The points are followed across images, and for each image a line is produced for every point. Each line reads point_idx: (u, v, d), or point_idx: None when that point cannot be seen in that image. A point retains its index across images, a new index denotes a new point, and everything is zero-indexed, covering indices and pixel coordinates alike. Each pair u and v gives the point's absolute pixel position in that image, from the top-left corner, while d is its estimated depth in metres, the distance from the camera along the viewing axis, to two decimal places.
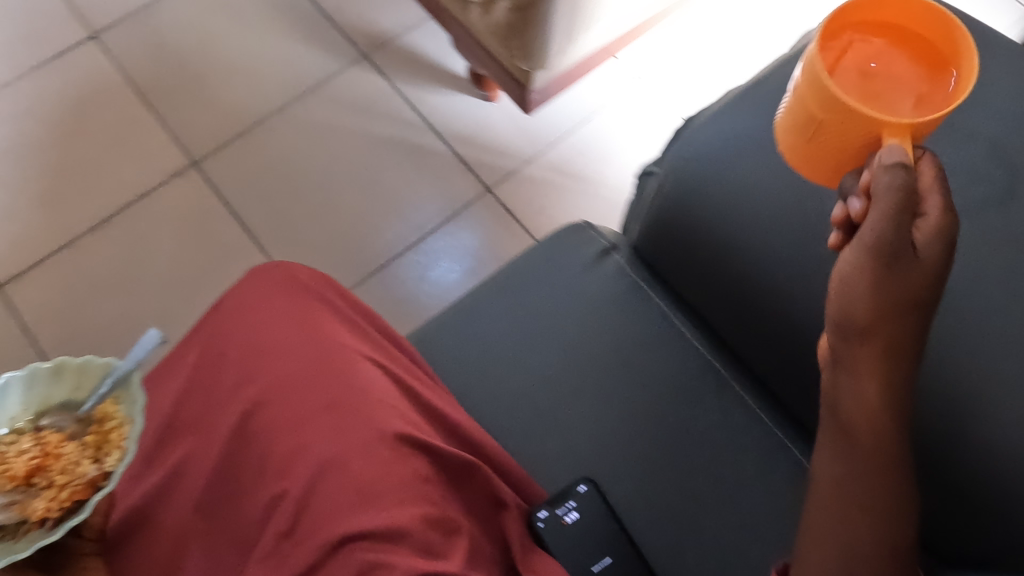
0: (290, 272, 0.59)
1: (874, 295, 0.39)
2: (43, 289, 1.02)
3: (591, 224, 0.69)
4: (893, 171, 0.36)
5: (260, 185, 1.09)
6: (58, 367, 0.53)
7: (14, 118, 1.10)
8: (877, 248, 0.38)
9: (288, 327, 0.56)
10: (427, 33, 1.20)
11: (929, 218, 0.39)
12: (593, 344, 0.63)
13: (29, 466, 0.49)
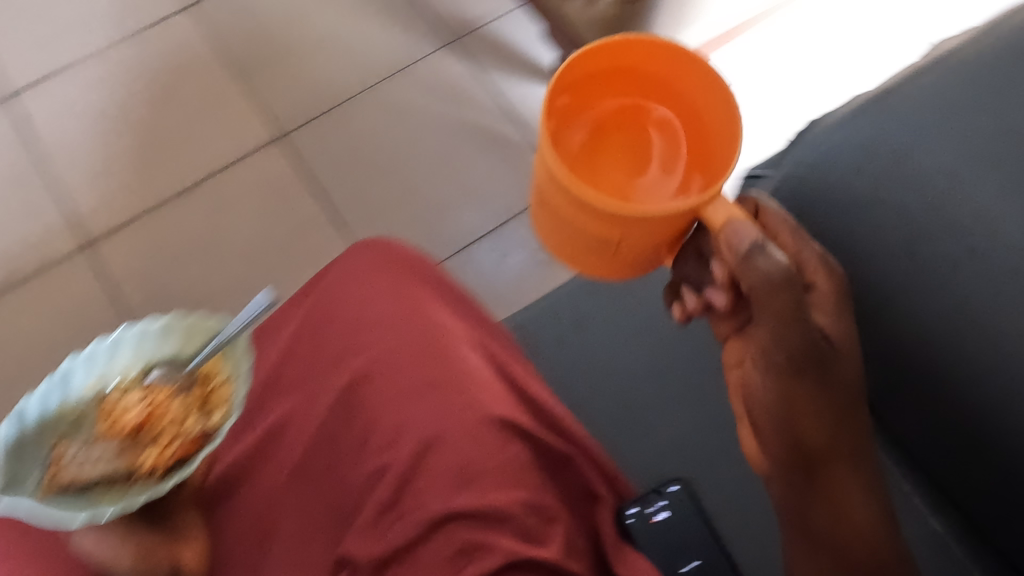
0: (389, 249, 0.59)
1: (818, 410, 0.47)
2: (133, 248, 1.07)
3: None
4: (740, 243, 0.42)
5: (341, 165, 1.12)
6: (169, 324, 0.51)
7: (113, 83, 1.15)
8: (802, 358, 0.46)
9: (391, 304, 0.56)
10: (519, 21, 1.20)
11: (817, 291, 0.49)
12: (690, 347, 0.63)
13: (137, 420, 0.50)
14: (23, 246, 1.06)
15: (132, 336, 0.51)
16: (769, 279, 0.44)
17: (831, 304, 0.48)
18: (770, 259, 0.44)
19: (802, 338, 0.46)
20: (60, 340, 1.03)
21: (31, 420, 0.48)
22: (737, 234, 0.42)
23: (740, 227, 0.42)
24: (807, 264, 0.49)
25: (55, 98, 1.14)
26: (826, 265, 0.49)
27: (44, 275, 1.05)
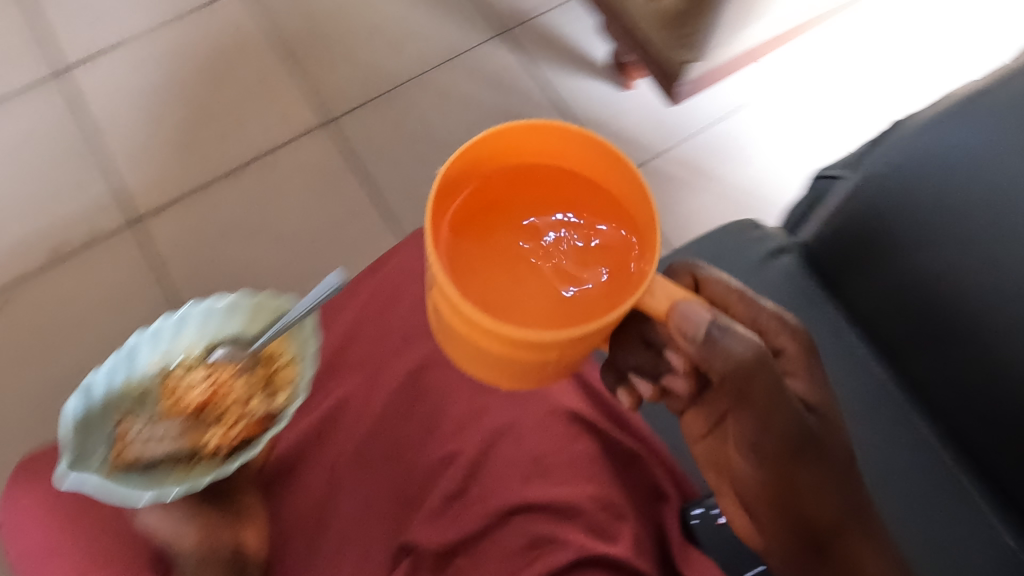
0: None
1: (820, 484, 0.45)
2: (178, 226, 1.07)
3: (757, 224, 0.69)
4: (699, 329, 0.39)
5: (389, 153, 1.12)
6: (236, 301, 0.50)
7: (163, 61, 1.15)
8: (791, 437, 0.44)
9: None
10: (572, 17, 1.21)
11: (786, 353, 0.47)
12: None
13: (201, 399, 0.49)
14: (70, 220, 1.06)
15: (198, 313, 0.50)
16: (739, 359, 0.41)
17: (803, 365, 0.47)
18: (732, 337, 0.41)
19: (788, 417, 0.43)
20: (102, 315, 1.03)
21: (97, 395, 0.47)
22: (693, 318, 0.38)
23: (695, 313, 0.38)
24: (769, 330, 0.47)
25: (104, 73, 1.14)
26: (789, 328, 0.48)
27: (91, 250, 1.05)
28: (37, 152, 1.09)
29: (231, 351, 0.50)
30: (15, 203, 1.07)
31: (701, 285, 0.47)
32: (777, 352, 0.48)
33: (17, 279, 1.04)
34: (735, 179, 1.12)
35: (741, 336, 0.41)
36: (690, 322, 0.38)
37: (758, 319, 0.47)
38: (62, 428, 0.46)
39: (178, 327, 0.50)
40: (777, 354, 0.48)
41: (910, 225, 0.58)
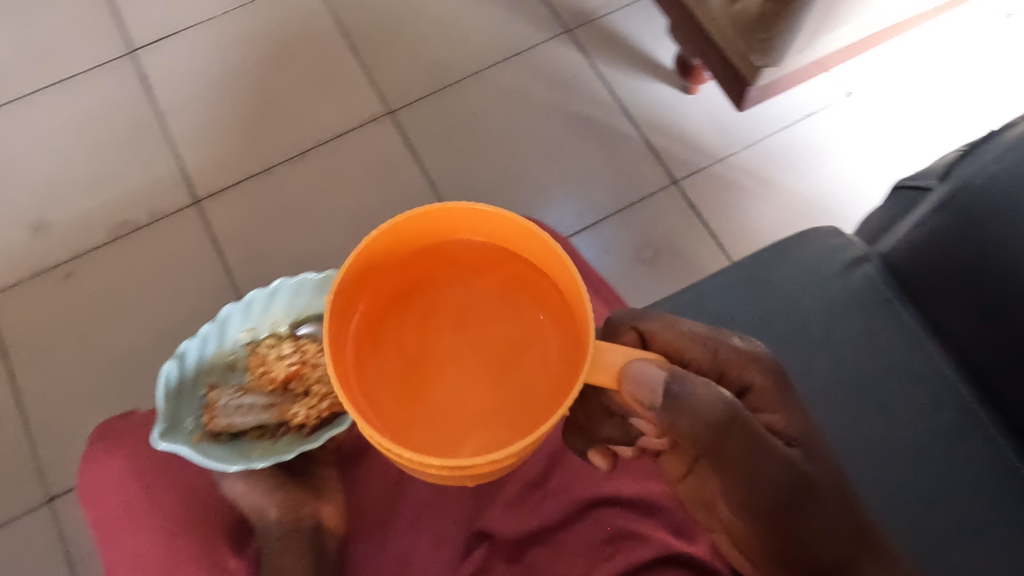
0: None
1: (818, 518, 0.46)
2: (236, 208, 1.09)
3: (840, 231, 0.69)
4: (658, 389, 0.41)
5: (448, 145, 1.13)
6: (325, 279, 0.52)
7: (231, 45, 1.17)
8: (767, 478, 0.45)
9: None
10: (640, 18, 1.21)
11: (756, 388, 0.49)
12: (834, 350, 0.63)
13: (288, 373, 0.50)
14: (134, 198, 1.09)
15: (289, 289, 0.51)
16: (707, 418, 0.43)
17: (775, 398, 0.49)
18: (694, 392, 0.42)
19: (766, 459, 0.45)
20: (159, 291, 1.05)
21: (191, 363, 0.50)
22: (648, 378, 0.40)
23: (649, 374, 0.40)
24: (729, 367, 0.50)
25: (174, 57, 1.16)
26: (748, 360, 0.50)
27: (153, 228, 1.07)
28: (105, 130, 1.12)
29: (318, 327, 0.52)
30: (83, 180, 1.10)
31: (649, 339, 0.51)
32: (746, 388, 0.50)
33: (80, 253, 1.06)
34: (797, 188, 1.12)
35: (701, 388, 0.43)
36: (646, 384, 0.40)
37: (716, 359, 0.50)
38: (157, 393, 0.47)
39: (268, 302, 0.52)
40: (746, 390, 0.50)
41: (1001, 239, 0.57)
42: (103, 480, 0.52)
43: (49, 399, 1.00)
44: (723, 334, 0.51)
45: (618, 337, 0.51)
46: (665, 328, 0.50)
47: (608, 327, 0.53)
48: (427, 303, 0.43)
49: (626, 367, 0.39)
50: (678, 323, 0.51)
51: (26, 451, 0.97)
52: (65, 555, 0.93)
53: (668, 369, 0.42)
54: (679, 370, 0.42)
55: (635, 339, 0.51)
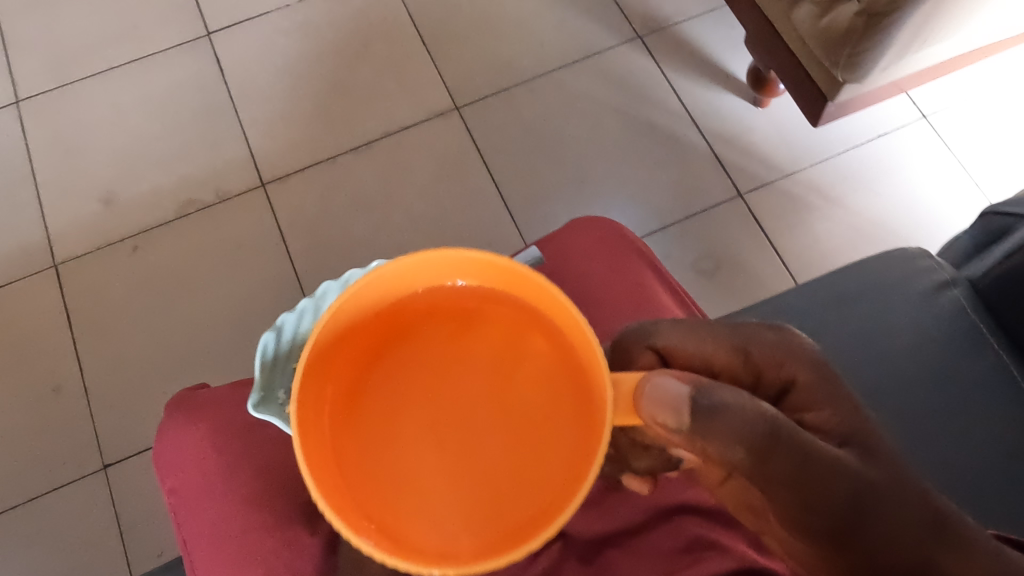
0: (620, 229, 0.63)
1: (898, 531, 0.36)
2: (301, 194, 1.10)
3: (927, 253, 0.68)
4: (684, 408, 0.33)
5: (513, 144, 1.13)
6: None
7: (304, 33, 1.18)
8: (822, 486, 0.35)
9: (618, 281, 0.60)
10: (714, 28, 1.19)
11: (801, 386, 0.42)
12: (919, 371, 0.62)
13: None
14: (202, 177, 1.10)
15: None
16: (741, 430, 0.34)
17: (821, 393, 0.41)
18: (723, 404, 0.35)
19: (818, 469, 0.35)
20: (221, 271, 1.06)
21: (284, 337, 0.50)
22: (669, 395, 0.33)
23: (669, 391, 0.33)
24: (764, 366, 0.43)
25: (248, 40, 1.18)
26: (782, 356, 0.43)
27: (219, 207, 1.09)
28: (177, 110, 1.14)
29: None
30: (154, 157, 1.12)
31: (667, 354, 0.46)
32: (787, 385, 0.43)
33: (147, 227, 1.08)
34: (865, 209, 1.10)
35: (735, 396, 0.35)
36: (667, 403, 0.33)
37: (747, 360, 0.44)
38: (256, 365, 0.48)
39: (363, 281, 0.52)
40: (788, 388, 0.43)
41: None
42: (180, 448, 0.53)
43: (110, 368, 1.02)
44: (750, 332, 0.44)
45: (632, 358, 0.46)
46: (682, 338, 0.45)
47: (618, 352, 0.47)
48: (393, 364, 0.37)
49: (637, 387, 0.33)
50: (695, 329, 0.45)
51: (85, 417, 0.99)
52: (115, 521, 0.95)
53: (691, 381, 0.35)
54: (702, 381, 0.35)
55: (652, 356, 0.46)
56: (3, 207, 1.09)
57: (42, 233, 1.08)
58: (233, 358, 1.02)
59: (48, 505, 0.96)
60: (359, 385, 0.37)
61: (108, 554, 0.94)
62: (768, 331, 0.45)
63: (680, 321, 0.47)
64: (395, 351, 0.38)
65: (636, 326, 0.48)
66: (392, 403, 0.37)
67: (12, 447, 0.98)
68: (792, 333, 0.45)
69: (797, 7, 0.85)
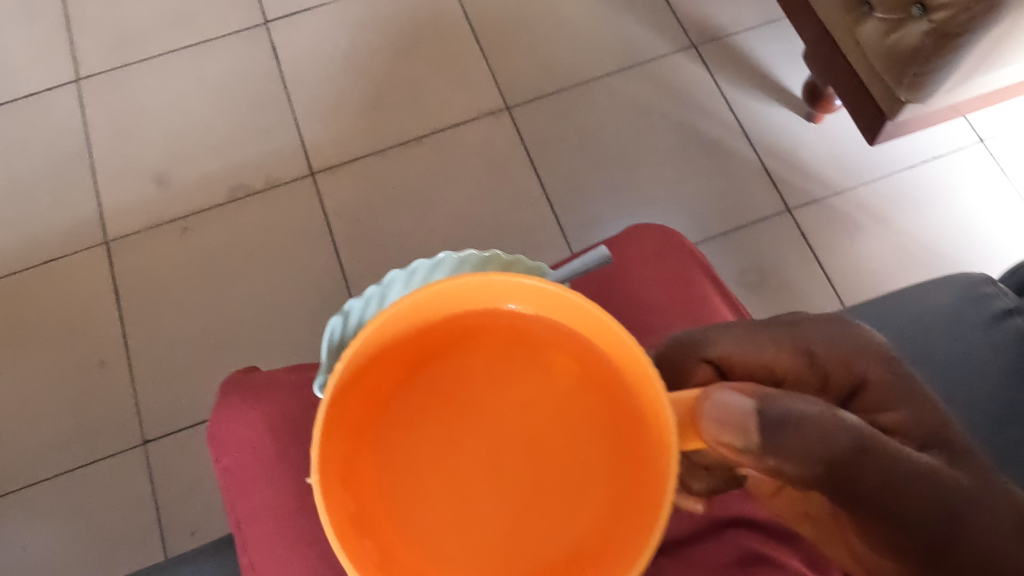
0: (677, 237, 0.63)
1: (991, 539, 0.35)
2: (350, 185, 1.11)
3: (989, 280, 0.68)
4: (750, 424, 0.32)
5: (562, 147, 1.13)
6: (489, 259, 0.52)
7: (360, 25, 1.19)
8: (909, 500, 0.35)
9: (676, 288, 0.59)
10: (770, 40, 1.19)
11: (870, 389, 0.42)
12: (980, 399, 0.61)
13: None
14: (253, 163, 1.12)
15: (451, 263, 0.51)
16: (823, 443, 0.33)
17: (894, 392, 0.41)
18: (795, 417, 0.33)
19: (904, 481, 0.35)
20: (268, 257, 1.07)
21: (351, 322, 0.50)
22: (731, 410, 0.32)
23: (733, 410, 0.32)
24: (830, 369, 0.43)
25: (305, 31, 1.19)
26: (848, 357, 0.43)
27: (268, 194, 1.10)
28: (232, 96, 1.16)
29: None
30: (207, 140, 1.14)
31: (724, 364, 0.45)
32: (858, 385, 0.42)
33: (198, 210, 1.10)
34: (917, 229, 1.09)
35: (803, 406, 0.34)
36: (734, 422, 0.32)
37: (812, 364, 0.43)
38: (322, 350, 0.48)
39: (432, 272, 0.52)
40: (860, 387, 0.42)
41: None
42: (235, 430, 0.53)
43: (154, 346, 1.03)
44: (808, 335, 0.44)
45: (683, 370, 0.45)
46: (738, 348, 0.45)
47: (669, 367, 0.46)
48: (423, 389, 0.37)
49: (697, 407, 0.32)
50: (750, 336, 0.45)
51: (129, 392, 1.01)
52: (152, 496, 0.96)
53: (755, 393, 0.34)
54: (767, 393, 0.34)
55: (709, 369, 0.45)
56: (59, 181, 1.12)
57: (95, 209, 1.10)
58: (275, 343, 1.04)
59: (88, 476, 0.98)
60: (386, 412, 0.36)
61: (144, 529, 0.96)
62: (826, 331, 0.44)
63: (733, 328, 0.46)
64: (423, 375, 0.37)
65: (686, 336, 0.47)
66: (421, 430, 0.36)
67: (56, 417, 1.00)
68: (852, 328, 0.45)
69: (863, 24, 0.84)
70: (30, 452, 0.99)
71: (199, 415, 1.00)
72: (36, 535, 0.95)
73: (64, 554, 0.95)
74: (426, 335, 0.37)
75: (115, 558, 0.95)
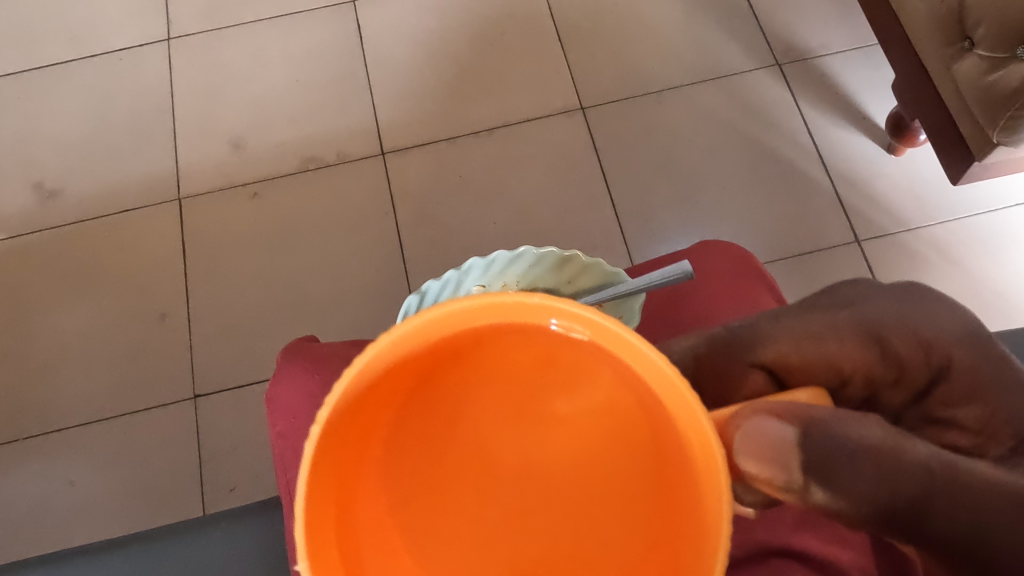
0: (757, 262, 0.62)
1: None
2: (418, 168, 1.12)
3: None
4: (787, 452, 0.28)
5: (633, 153, 1.12)
6: (568, 259, 0.53)
7: (446, 11, 1.20)
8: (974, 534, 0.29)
9: (747, 310, 0.58)
10: (856, 66, 1.16)
11: (948, 386, 0.39)
12: None
13: None
14: (327, 137, 1.14)
15: (533, 258, 0.52)
16: (888, 462, 0.29)
17: (980, 381, 0.38)
18: (851, 447, 0.29)
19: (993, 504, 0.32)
20: (331, 230, 1.10)
21: (426, 302, 0.52)
22: (774, 442, 0.28)
23: (778, 446, 0.28)
24: (907, 360, 0.39)
25: (391, 12, 1.20)
26: (925, 345, 0.39)
27: (339, 168, 1.12)
28: (314, 69, 1.18)
29: None
30: (285, 110, 1.16)
31: (781, 370, 0.40)
32: (940, 370, 0.39)
33: (269, 177, 1.12)
34: (990, 275, 1.05)
35: (856, 432, 0.29)
36: (775, 463, 0.28)
37: (884, 355, 0.39)
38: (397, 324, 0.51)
39: (511, 263, 0.53)
40: (942, 373, 0.39)
41: None
42: (294, 397, 0.55)
43: (214, 305, 1.06)
44: (874, 318, 0.40)
45: (731, 378, 0.41)
46: (791, 351, 0.40)
47: (718, 379, 0.41)
48: (436, 432, 0.28)
49: (726, 435, 0.28)
50: (809, 333, 0.40)
51: (185, 346, 1.04)
52: (198, 451, 0.99)
53: (796, 414, 0.29)
54: (816, 418, 0.29)
55: (762, 376, 0.40)
56: (142, 137, 1.15)
57: (172, 166, 1.13)
58: (330, 317, 1.06)
59: (139, 423, 1.01)
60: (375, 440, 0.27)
61: (186, 480, 0.98)
62: (896, 309, 0.40)
63: (786, 326, 0.41)
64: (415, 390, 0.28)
65: (736, 339, 0.42)
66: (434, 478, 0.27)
67: (115, 363, 1.04)
68: (924, 304, 0.40)
69: (962, 59, 0.82)
70: (88, 394, 1.02)
71: (250, 377, 1.02)
72: (84, 474, 0.99)
73: (109, 496, 0.98)
74: (436, 365, 0.28)
75: (155, 506, 0.98)
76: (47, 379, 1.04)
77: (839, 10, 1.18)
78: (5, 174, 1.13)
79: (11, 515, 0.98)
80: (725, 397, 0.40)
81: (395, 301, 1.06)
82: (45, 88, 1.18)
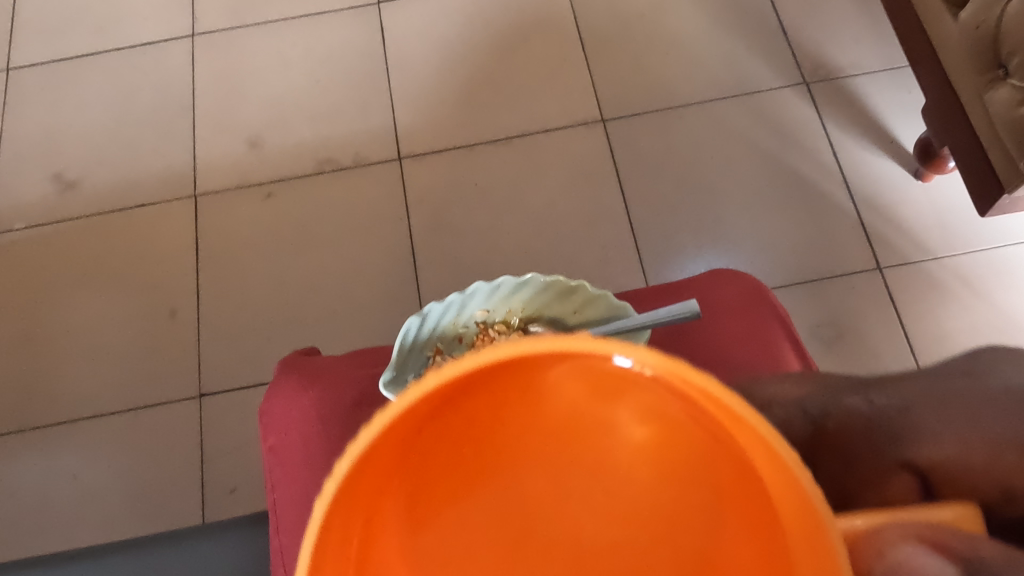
0: (761, 289, 0.60)
1: None
2: (434, 174, 1.11)
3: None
4: None
5: (653, 167, 1.10)
6: (572, 288, 0.53)
7: (470, 16, 1.19)
8: None
9: (752, 343, 0.57)
10: (886, 87, 1.13)
11: None
12: None
13: None
14: (345, 139, 1.13)
15: (536, 285, 0.52)
16: None
17: None
18: None
19: None
20: (344, 232, 1.09)
21: (427, 326, 0.51)
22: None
23: None
24: None
25: (415, 15, 1.20)
26: None
27: (356, 171, 1.12)
28: (336, 69, 1.17)
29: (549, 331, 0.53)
30: (304, 110, 1.16)
31: (937, 473, 0.25)
32: None
33: (286, 177, 1.12)
34: (1014, 309, 1.02)
35: None
36: None
37: None
38: (395, 345, 0.50)
39: (515, 290, 0.52)
40: None
41: None
42: (288, 413, 0.54)
43: (224, 304, 1.06)
44: None
45: (864, 471, 0.27)
46: (953, 449, 0.25)
47: (849, 475, 0.27)
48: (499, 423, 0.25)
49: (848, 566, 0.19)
50: (989, 421, 0.25)
51: (194, 344, 1.04)
52: (200, 450, 0.99)
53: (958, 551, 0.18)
54: (990, 559, 0.18)
55: (908, 482, 0.26)
56: (161, 131, 1.15)
57: (190, 162, 1.13)
58: (339, 321, 1.05)
59: (144, 419, 1.01)
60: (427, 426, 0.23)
61: (189, 479, 0.98)
62: None
63: (951, 412, 0.26)
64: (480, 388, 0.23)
65: (871, 424, 0.28)
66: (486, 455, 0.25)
67: (124, 358, 1.04)
68: None
69: (995, 88, 0.79)
70: (96, 385, 1.03)
71: (256, 378, 1.02)
72: (87, 467, 0.99)
73: (110, 491, 0.98)
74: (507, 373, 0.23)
75: (155, 504, 0.97)
76: (55, 371, 1.04)
77: (871, 29, 1.16)
78: (25, 163, 1.14)
79: (15, 505, 0.98)
80: (854, 491, 0.27)
81: (407, 308, 1.05)
82: (69, 78, 1.19)
